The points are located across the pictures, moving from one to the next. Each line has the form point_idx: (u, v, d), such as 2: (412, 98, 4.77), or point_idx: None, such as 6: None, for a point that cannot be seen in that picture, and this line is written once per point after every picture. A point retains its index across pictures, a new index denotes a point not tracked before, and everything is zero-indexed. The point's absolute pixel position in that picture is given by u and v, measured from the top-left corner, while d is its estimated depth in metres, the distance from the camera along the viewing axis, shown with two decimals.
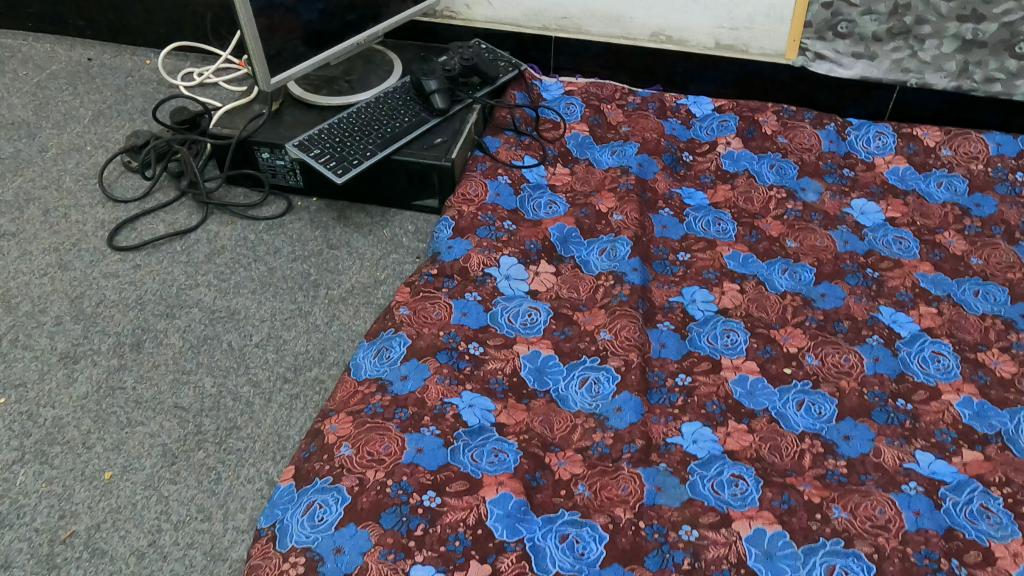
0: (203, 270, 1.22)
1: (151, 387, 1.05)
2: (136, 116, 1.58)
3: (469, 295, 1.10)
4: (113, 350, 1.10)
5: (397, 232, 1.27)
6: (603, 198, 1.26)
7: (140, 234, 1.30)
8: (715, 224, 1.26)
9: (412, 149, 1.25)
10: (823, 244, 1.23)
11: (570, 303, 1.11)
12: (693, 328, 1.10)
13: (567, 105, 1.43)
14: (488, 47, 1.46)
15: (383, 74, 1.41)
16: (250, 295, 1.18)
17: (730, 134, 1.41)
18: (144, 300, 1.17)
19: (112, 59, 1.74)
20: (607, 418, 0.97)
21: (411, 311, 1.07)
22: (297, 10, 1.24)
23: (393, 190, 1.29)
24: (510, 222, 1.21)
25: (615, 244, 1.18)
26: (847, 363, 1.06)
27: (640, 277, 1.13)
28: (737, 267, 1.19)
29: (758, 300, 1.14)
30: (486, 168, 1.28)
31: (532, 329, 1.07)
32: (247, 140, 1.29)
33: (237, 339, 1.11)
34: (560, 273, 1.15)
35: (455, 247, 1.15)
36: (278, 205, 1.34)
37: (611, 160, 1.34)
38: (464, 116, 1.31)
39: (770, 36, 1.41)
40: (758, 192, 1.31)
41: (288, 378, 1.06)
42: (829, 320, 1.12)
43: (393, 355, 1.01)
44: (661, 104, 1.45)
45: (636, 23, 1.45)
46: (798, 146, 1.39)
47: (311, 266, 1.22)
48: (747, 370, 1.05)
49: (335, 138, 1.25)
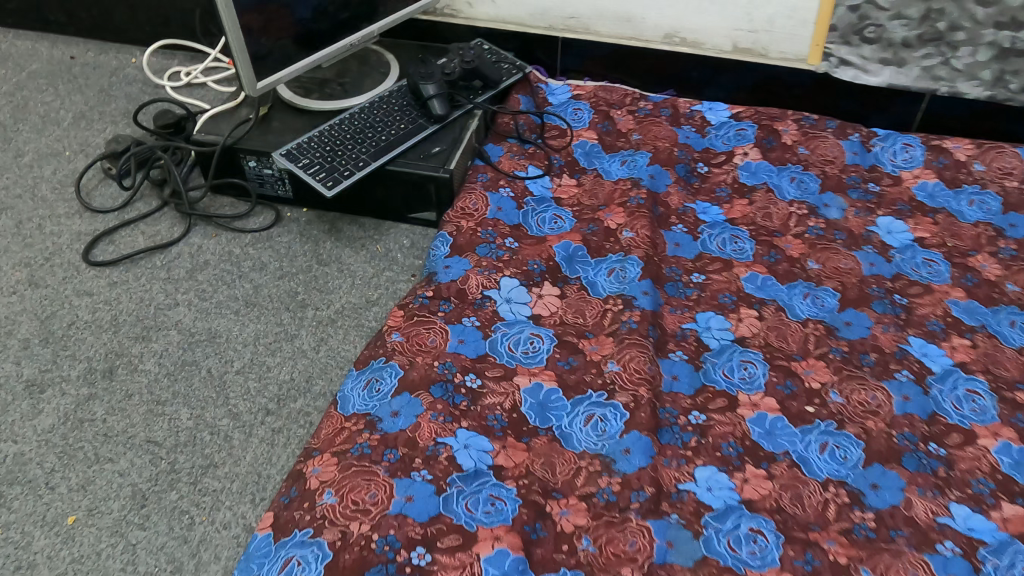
0: (183, 288, 1.15)
1: (123, 419, 0.99)
2: (119, 118, 1.51)
3: (466, 320, 1.02)
4: (83, 377, 1.04)
5: (391, 247, 1.19)
6: (612, 213, 1.18)
7: (119, 247, 1.23)
8: (731, 243, 1.18)
9: (408, 159, 1.17)
10: (848, 266, 1.15)
11: (575, 330, 1.03)
12: (708, 359, 1.02)
13: (574, 110, 1.35)
14: (491, 48, 1.37)
15: (379, 76, 1.32)
16: (232, 317, 1.10)
17: (748, 144, 1.33)
18: (119, 321, 1.11)
19: (96, 56, 1.67)
20: (614, 461, 0.90)
21: (404, 337, 0.99)
22: (292, 7, 1.16)
23: (388, 202, 1.21)
24: (512, 239, 1.12)
25: (624, 265, 1.10)
26: (874, 401, 0.98)
27: (651, 301, 1.05)
28: (755, 291, 1.11)
29: (777, 328, 1.06)
30: (487, 179, 1.20)
31: (534, 358, 0.99)
32: (233, 147, 1.21)
33: (217, 365, 1.04)
34: (565, 296, 1.06)
35: (453, 267, 1.07)
36: (266, 216, 1.26)
37: (621, 170, 1.25)
38: (465, 123, 1.23)
39: (792, 40, 1.32)
40: (777, 208, 1.23)
41: (270, 410, 0.98)
42: (854, 352, 1.04)
43: (384, 387, 0.93)
44: (674, 110, 1.37)
45: (648, 24, 1.36)
46: (820, 158, 1.31)
47: (299, 284, 1.14)
48: (766, 409, 0.97)
49: (326, 146, 1.17)
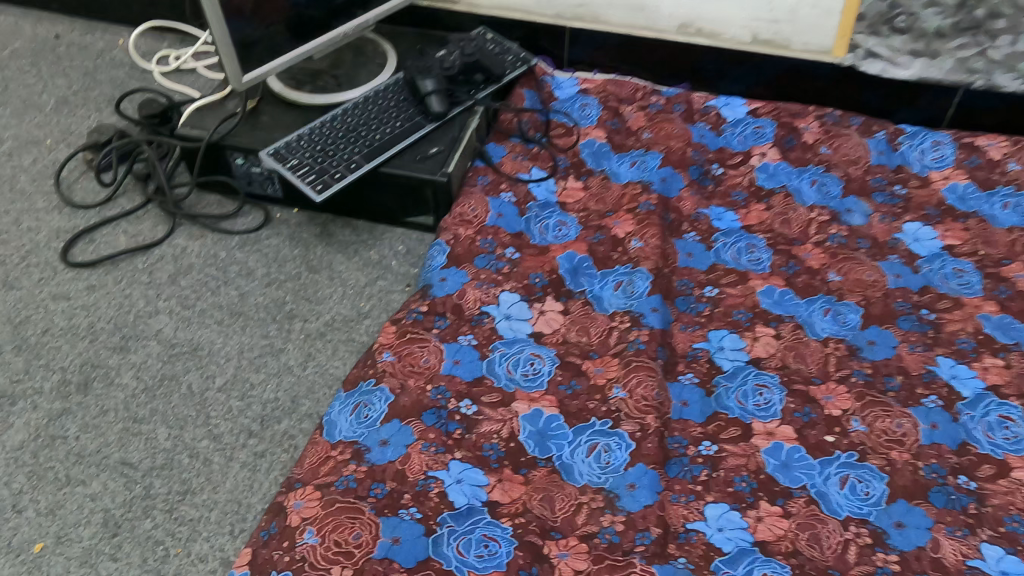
0: (165, 294, 1.08)
1: (97, 438, 0.92)
2: (104, 105, 1.43)
3: (463, 339, 0.95)
4: (56, 390, 0.97)
5: (385, 254, 1.12)
6: (621, 220, 1.10)
7: (99, 247, 1.16)
8: (747, 252, 1.10)
9: (404, 161, 1.09)
10: (872, 278, 1.07)
11: (578, 349, 0.96)
12: (720, 383, 0.95)
13: (582, 105, 1.26)
14: (494, 38, 1.29)
15: (375, 67, 1.24)
16: (216, 327, 1.03)
17: (767, 143, 1.24)
18: (97, 329, 1.04)
19: (82, 36, 1.59)
20: (618, 496, 0.83)
21: (396, 357, 0.93)
22: None
23: (382, 205, 1.14)
24: (512, 249, 1.05)
25: (633, 277, 1.03)
26: (899, 430, 0.91)
27: (660, 319, 0.98)
28: (773, 307, 1.03)
29: (796, 348, 0.99)
30: (487, 182, 1.13)
31: (535, 382, 0.92)
32: (218, 144, 1.14)
33: (198, 381, 0.97)
34: (569, 312, 1.00)
35: (449, 279, 1.00)
36: (255, 216, 1.19)
37: (630, 173, 1.18)
38: (465, 120, 1.15)
39: (816, 31, 1.23)
40: (796, 214, 1.15)
41: (253, 432, 0.92)
42: (878, 374, 0.97)
43: (373, 414, 0.87)
44: (687, 106, 1.28)
45: (661, 13, 1.27)
46: (844, 158, 1.22)
47: (287, 292, 1.07)
48: (783, 438, 0.90)
49: (316, 146, 1.09)
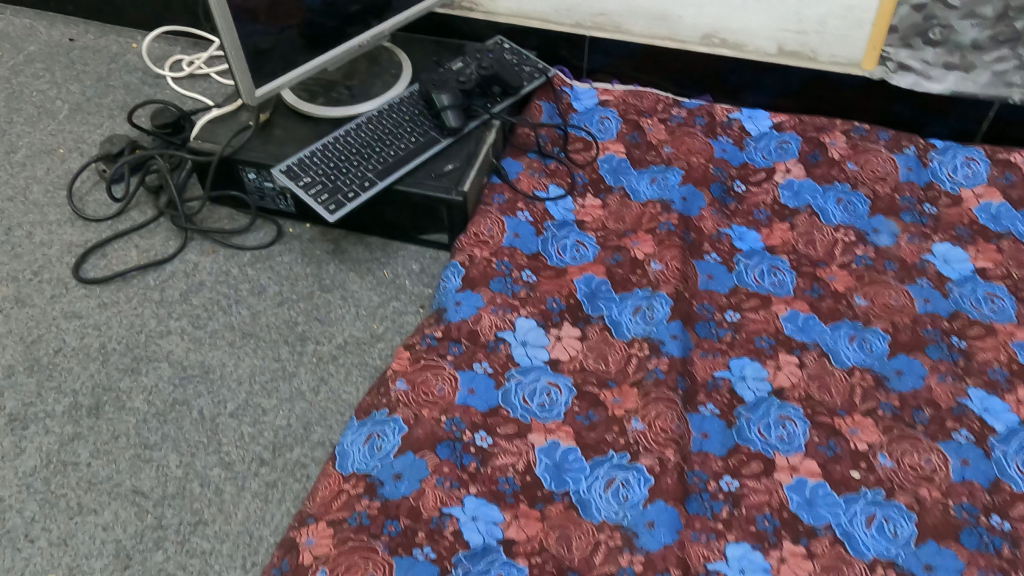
0: (177, 313, 1.06)
1: (109, 464, 0.91)
2: (117, 112, 1.41)
3: (478, 366, 0.93)
4: (68, 414, 0.95)
5: (399, 273, 1.10)
6: (640, 241, 1.08)
7: (111, 262, 1.14)
8: (770, 275, 1.07)
9: (419, 178, 1.07)
10: (899, 303, 1.04)
11: (596, 378, 0.94)
12: (742, 415, 0.92)
13: (601, 119, 1.23)
14: (512, 48, 1.25)
15: (390, 79, 1.21)
16: (227, 349, 1.02)
17: (791, 159, 1.21)
18: (108, 350, 1.02)
19: (95, 40, 1.57)
20: (637, 535, 0.82)
21: (410, 385, 0.91)
22: None
23: (397, 223, 1.11)
24: (529, 272, 1.03)
25: (652, 302, 1.00)
26: (928, 466, 0.88)
27: (680, 347, 0.96)
28: (796, 334, 1.01)
29: (820, 378, 0.96)
30: (504, 201, 1.10)
31: (551, 413, 0.90)
32: (230, 158, 1.12)
33: (210, 406, 0.95)
34: (587, 338, 0.97)
35: (464, 303, 0.98)
36: (267, 231, 1.17)
37: (650, 190, 1.15)
38: (481, 136, 1.13)
39: (845, 42, 1.19)
40: (821, 234, 1.12)
41: (264, 460, 0.90)
42: (906, 407, 0.94)
43: (386, 446, 0.86)
44: (709, 119, 1.25)
45: (684, 23, 1.24)
46: (871, 175, 1.19)
47: (299, 313, 1.05)
48: (807, 473, 0.88)
49: (329, 163, 1.07)
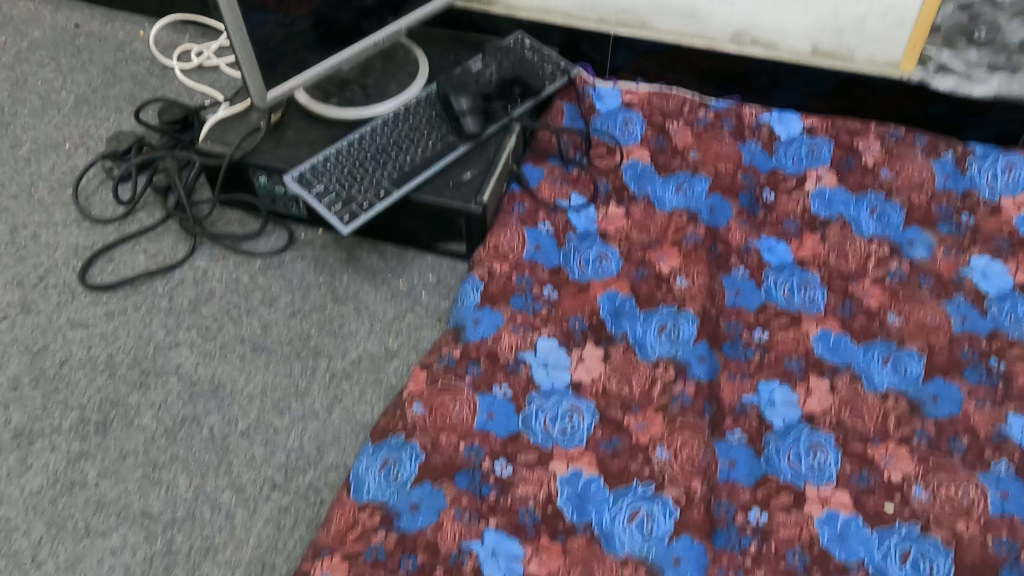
0: (186, 324, 1.03)
1: (117, 484, 0.88)
2: (124, 105, 1.34)
3: (497, 389, 0.90)
4: (75, 430, 0.92)
5: (415, 284, 1.06)
6: (665, 254, 1.03)
7: (118, 267, 1.09)
8: (800, 290, 1.03)
9: (436, 187, 1.02)
10: (935, 321, 0.99)
11: (619, 402, 0.90)
12: (771, 442, 0.88)
13: (624, 121, 1.19)
14: (533, 45, 1.20)
15: (406, 77, 1.16)
16: (238, 363, 0.98)
17: (823, 166, 1.16)
18: (115, 362, 0.99)
19: (101, 26, 1.50)
20: (662, 571, 0.78)
21: (427, 409, 0.88)
22: None
23: (413, 231, 1.07)
24: (551, 288, 0.99)
25: (678, 320, 0.96)
26: (965, 498, 0.84)
27: (707, 370, 0.93)
28: (828, 355, 0.96)
29: (852, 403, 0.92)
30: (525, 211, 1.06)
31: (573, 439, 0.87)
32: (240, 161, 1.07)
33: (220, 424, 0.92)
34: (610, 359, 0.94)
35: (483, 321, 0.95)
36: (278, 236, 1.13)
37: (677, 199, 1.10)
38: (501, 140, 1.08)
39: (883, 43, 1.14)
40: (854, 247, 1.07)
41: (277, 484, 0.88)
42: (943, 434, 0.89)
43: (403, 474, 0.83)
44: (738, 121, 1.20)
45: (715, 20, 1.19)
46: (907, 183, 1.14)
47: (311, 325, 1.02)
48: (838, 505, 0.84)
49: (342, 169, 1.02)
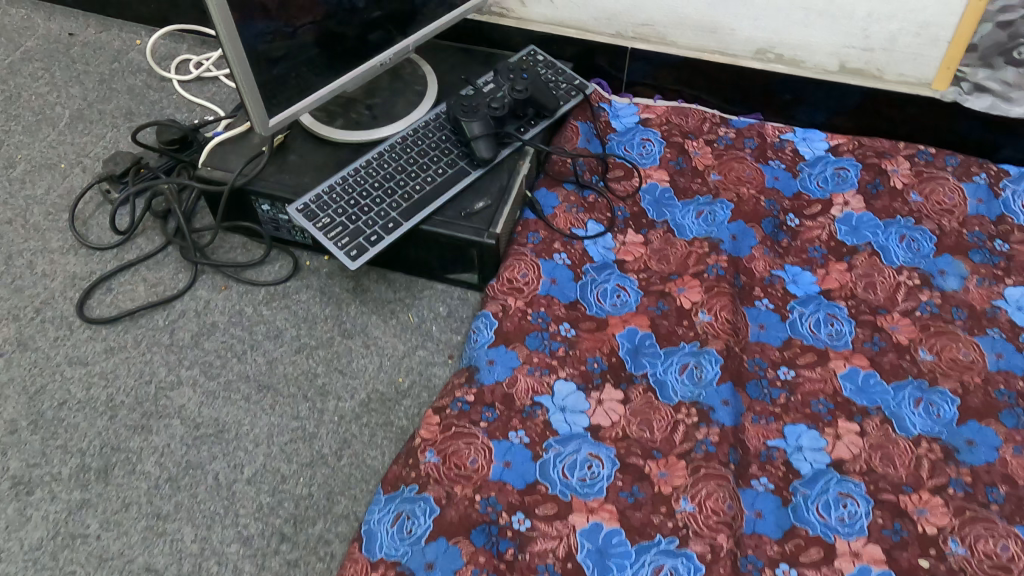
0: (188, 361, 0.99)
1: (119, 537, 0.85)
2: (120, 120, 1.30)
3: (513, 436, 0.86)
4: (76, 478, 0.89)
5: (425, 317, 1.02)
6: (686, 286, 0.99)
7: (117, 298, 1.06)
8: (826, 324, 0.99)
9: (447, 217, 0.98)
10: (968, 358, 0.95)
11: (640, 447, 0.86)
12: (798, 491, 0.84)
13: (642, 142, 1.16)
14: (546, 61, 1.15)
15: (413, 96, 1.11)
16: (243, 405, 0.95)
17: (850, 190, 1.12)
18: (116, 403, 0.95)
19: (96, 35, 1.45)
20: None
21: (440, 458, 0.85)
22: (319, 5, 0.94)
23: (422, 260, 1.03)
24: (567, 325, 0.95)
25: (700, 359, 0.92)
26: (1004, 554, 0.80)
27: (731, 415, 0.88)
28: (856, 396, 0.92)
29: (883, 448, 0.88)
30: (539, 241, 1.02)
31: (593, 488, 0.83)
32: (243, 189, 1.03)
33: (226, 471, 0.89)
34: (630, 402, 0.90)
35: (498, 363, 0.91)
36: (283, 264, 1.09)
37: (697, 226, 1.06)
38: (514, 165, 1.04)
39: (916, 61, 1.10)
40: (882, 277, 1.03)
41: (285, 536, 0.85)
42: (979, 483, 0.85)
43: (416, 529, 0.80)
44: (761, 140, 1.17)
45: (737, 37, 1.15)
46: (937, 207, 1.10)
47: (318, 362, 0.99)
48: (870, 560, 0.80)
49: (349, 199, 0.98)
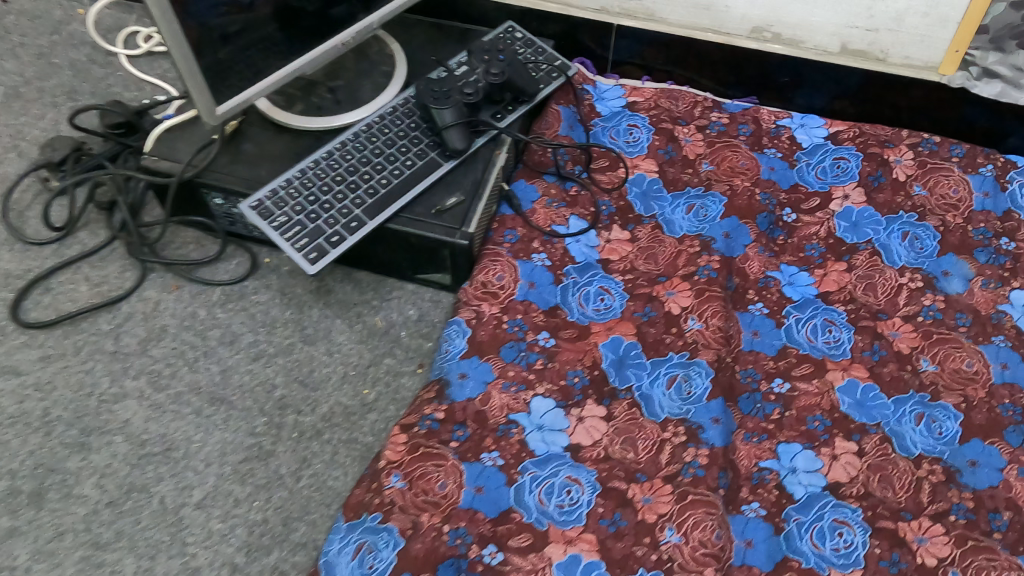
0: (133, 370, 0.91)
1: (52, 570, 0.78)
2: (62, 99, 1.19)
3: (486, 458, 0.80)
4: (5, 503, 0.82)
5: (393, 321, 0.95)
6: (675, 289, 0.92)
7: (56, 299, 0.97)
8: (824, 331, 0.92)
9: (416, 214, 0.90)
10: (972, 369, 0.89)
11: (623, 470, 0.80)
12: (792, 518, 0.79)
13: (629, 128, 1.07)
14: (525, 38, 1.06)
15: (380, 77, 1.02)
16: (193, 420, 0.88)
17: (850, 182, 1.05)
18: (52, 419, 0.88)
19: (34, 2, 1.33)
20: None
21: (407, 483, 0.78)
22: None
23: (390, 259, 0.95)
24: (546, 334, 0.88)
25: (689, 372, 0.86)
26: None
27: (722, 434, 0.82)
28: (854, 411, 0.86)
29: (882, 469, 0.82)
30: (516, 240, 0.94)
31: (571, 516, 0.77)
32: (192, 181, 0.94)
33: (173, 495, 0.83)
34: (613, 419, 0.83)
35: (470, 377, 0.84)
36: (239, 261, 1.01)
37: (687, 222, 0.99)
38: (490, 156, 0.95)
39: (923, 43, 1.01)
40: (883, 279, 0.96)
41: (236, 567, 0.78)
42: (982, 509, 0.80)
43: (378, 565, 0.73)
44: (755, 126, 1.10)
45: (732, 14, 1.06)
46: (941, 202, 1.02)
47: (277, 372, 0.91)
48: None
49: (308, 194, 0.89)
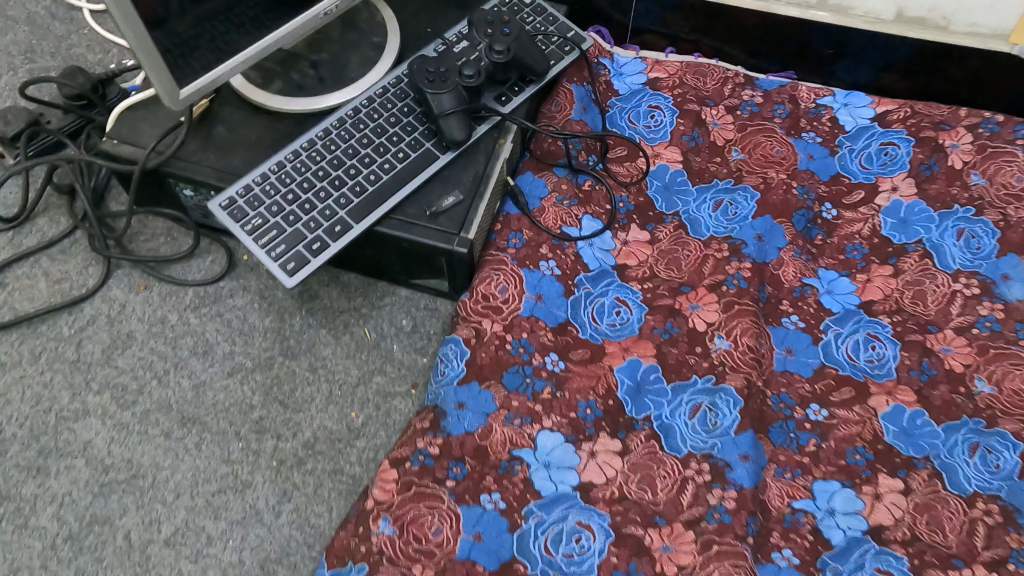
0: (95, 384, 0.83)
1: None
2: (19, 62, 1.07)
3: (487, 500, 0.71)
4: None
5: (385, 333, 0.86)
6: (700, 302, 0.82)
7: (11, 297, 0.88)
8: (866, 349, 0.82)
9: (409, 215, 0.79)
10: None
11: (639, 512, 0.71)
12: (828, 567, 0.70)
13: (650, 111, 0.95)
14: (535, 4, 0.93)
15: (370, 50, 0.90)
16: (162, 443, 0.79)
17: (899, 173, 0.93)
18: (7, 438, 0.79)
19: None
20: None
21: (397, 529, 0.69)
22: None
23: (381, 263, 0.85)
24: (555, 356, 0.79)
25: (716, 401, 0.76)
26: None
27: (751, 474, 0.73)
28: (899, 441, 0.77)
29: (930, 509, 0.73)
30: (521, 245, 0.84)
31: (581, 567, 0.68)
32: (156, 171, 0.83)
33: (138, 530, 0.75)
34: (628, 455, 0.74)
35: (469, 406, 0.75)
36: (216, 258, 0.91)
37: (714, 221, 0.88)
38: (493, 147, 0.84)
39: (993, 9, 0.88)
40: (934, 285, 0.85)
41: None
42: None
43: None
44: (792, 106, 0.97)
45: None
46: (1002, 192, 0.90)
47: (255, 391, 0.82)
48: None
49: (286, 192, 0.78)
